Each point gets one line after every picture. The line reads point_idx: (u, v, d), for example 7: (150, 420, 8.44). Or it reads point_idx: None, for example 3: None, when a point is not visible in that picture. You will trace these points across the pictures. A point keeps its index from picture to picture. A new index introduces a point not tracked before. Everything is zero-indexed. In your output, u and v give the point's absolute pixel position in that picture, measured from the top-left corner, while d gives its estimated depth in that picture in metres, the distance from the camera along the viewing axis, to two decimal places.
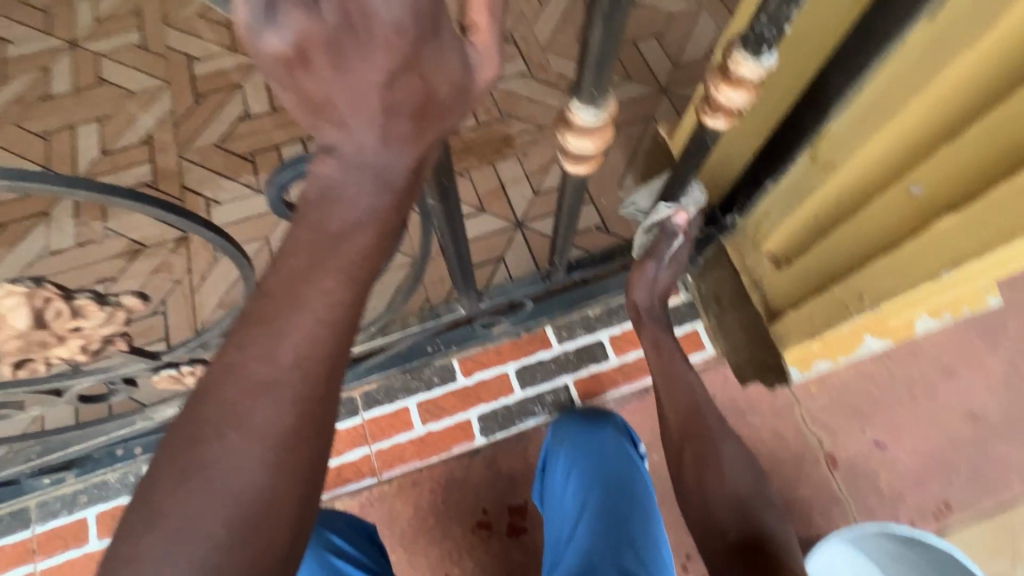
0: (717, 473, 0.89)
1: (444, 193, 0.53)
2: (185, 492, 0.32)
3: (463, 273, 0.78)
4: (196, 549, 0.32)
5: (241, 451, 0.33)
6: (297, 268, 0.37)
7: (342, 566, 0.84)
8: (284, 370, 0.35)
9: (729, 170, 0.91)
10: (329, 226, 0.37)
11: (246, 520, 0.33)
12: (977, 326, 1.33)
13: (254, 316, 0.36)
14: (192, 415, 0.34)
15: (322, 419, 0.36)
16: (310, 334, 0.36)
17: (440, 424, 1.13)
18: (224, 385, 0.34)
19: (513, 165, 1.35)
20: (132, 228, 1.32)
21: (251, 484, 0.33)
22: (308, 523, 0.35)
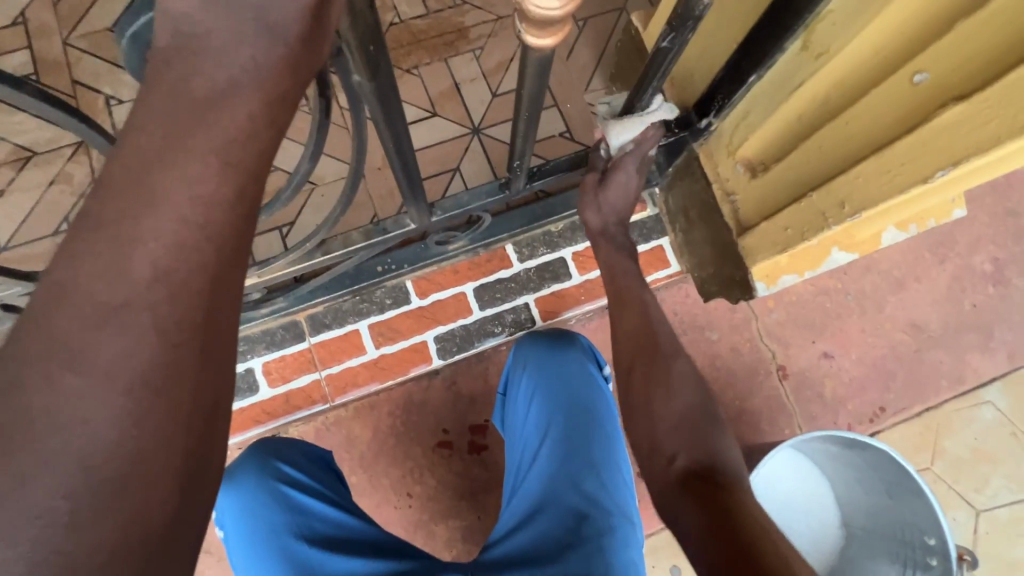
0: (656, 390, 0.73)
1: (372, 67, 0.42)
2: (2, 456, 0.26)
3: (409, 181, 0.67)
4: (27, 529, 0.26)
5: (85, 400, 0.27)
6: (151, 145, 0.30)
7: (294, 494, 0.80)
8: (141, 289, 0.29)
9: (711, 61, 0.81)
10: (199, 88, 0.31)
11: (102, 484, 0.27)
12: (929, 241, 1.35)
13: (92, 219, 0.29)
14: (17, 352, 0.27)
15: (199, 356, 0.30)
16: (172, 239, 0.29)
17: (395, 347, 1.07)
18: (56, 311, 0.28)
19: (468, 63, 1.20)
20: (15, 131, 1.11)
21: (105, 438, 0.27)
22: (196, 477, 0.30)
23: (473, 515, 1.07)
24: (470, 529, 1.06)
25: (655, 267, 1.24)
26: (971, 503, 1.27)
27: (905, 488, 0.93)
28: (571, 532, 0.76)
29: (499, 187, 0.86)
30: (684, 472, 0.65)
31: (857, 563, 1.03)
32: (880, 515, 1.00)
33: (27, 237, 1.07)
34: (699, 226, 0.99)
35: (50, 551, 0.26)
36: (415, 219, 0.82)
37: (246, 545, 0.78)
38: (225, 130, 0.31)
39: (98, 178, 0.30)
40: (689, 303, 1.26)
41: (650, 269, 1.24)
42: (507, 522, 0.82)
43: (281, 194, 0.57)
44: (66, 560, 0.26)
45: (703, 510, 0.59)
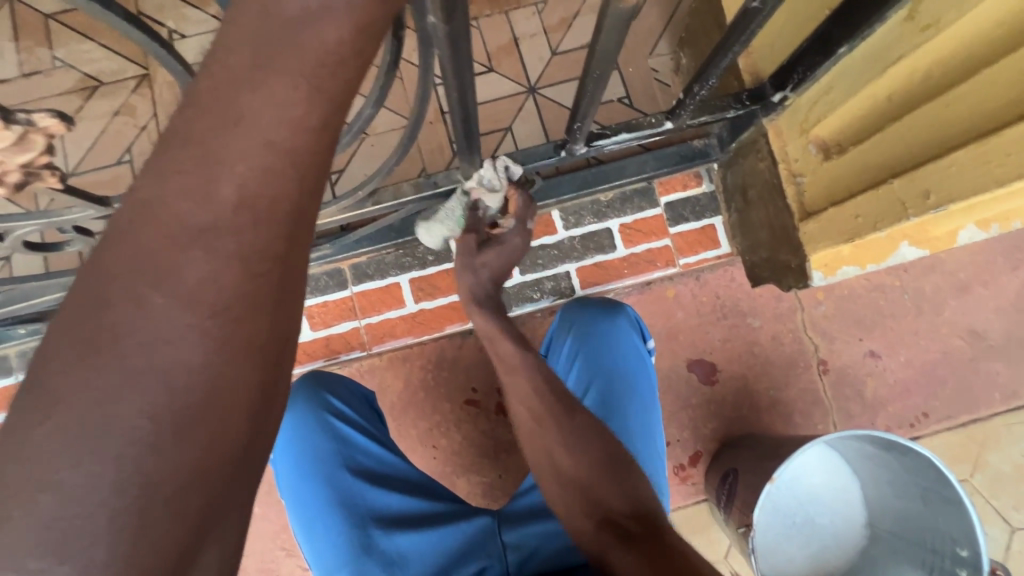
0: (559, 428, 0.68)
1: (450, 6, 0.40)
2: (89, 372, 0.26)
3: (467, 133, 0.66)
4: (113, 446, 0.26)
5: (171, 318, 0.27)
6: (239, 68, 0.28)
7: (340, 425, 0.85)
8: (228, 212, 0.28)
9: (796, 27, 0.76)
10: (284, 10, 0.28)
11: (184, 411, 0.27)
12: (1003, 245, 1.26)
13: (182, 137, 0.28)
14: (103, 271, 0.28)
15: (280, 286, 0.30)
16: (262, 164, 0.29)
17: (433, 303, 1.08)
18: (143, 230, 0.28)
19: (529, 17, 1.15)
20: (84, 60, 1.14)
21: (186, 360, 0.27)
22: (262, 413, 0.30)
23: (494, 472, 1.10)
24: (490, 485, 1.09)
25: (704, 247, 1.20)
26: (1007, 519, 1.23)
27: (944, 498, 0.88)
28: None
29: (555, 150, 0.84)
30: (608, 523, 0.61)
31: (878, 565, 1.01)
32: (908, 521, 0.97)
33: (92, 165, 1.11)
34: (756, 205, 0.95)
35: (129, 475, 0.26)
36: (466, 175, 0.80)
37: (296, 478, 0.82)
38: (314, 55, 0.29)
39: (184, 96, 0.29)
40: (733, 288, 1.22)
41: (696, 249, 1.20)
42: (537, 473, 0.85)
43: (341, 140, 0.57)
44: (146, 481, 0.26)
45: (640, 559, 0.56)
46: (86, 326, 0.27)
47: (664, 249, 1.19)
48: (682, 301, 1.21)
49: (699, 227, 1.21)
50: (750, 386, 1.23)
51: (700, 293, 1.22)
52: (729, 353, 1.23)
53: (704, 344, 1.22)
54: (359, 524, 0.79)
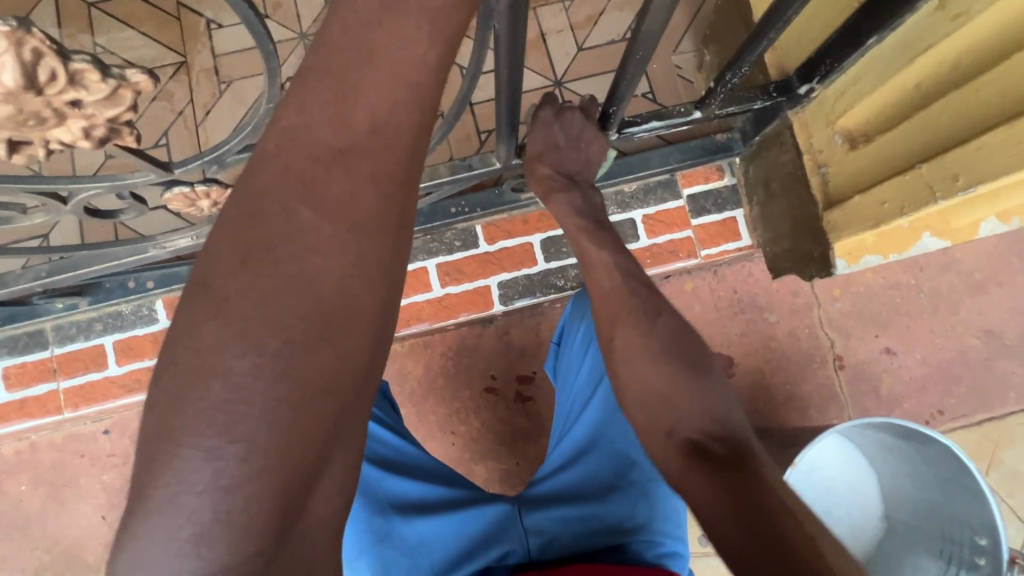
0: (642, 364, 0.68)
1: None
2: (251, 275, 0.29)
3: (511, 114, 0.68)
4: (271, 341, 0.28)
5: (316, 230, 0.30)
6: (366, 10, 0.31)
7: None
8: (362, 136, 0.30)
9: (825, 21, 0.78)
10: None
11: (325, 315, 0.29)
12: (1019, 246, 1.28)
13: (315, 67, 0.31)
14: (253, 189, 0.30)
15: (405, 207, 0.32)
16: (389, 94, 0.31)
17: (459, 288, 1.10)
18: (290, 153, 0.30)
19: (557, 14, 1.18)
20: (125, 47, 1.18)
21: (332, 267, 0.30)
22: (382, 326, 0.32)
23: (512, 460, 1.11)
24: (508, 472, 1.11)
25: (725, 239, 1.22)
26: (1023, 518, 1.23)
27: (963, 487, 0.89)
28: (618, 475, 0.81)
29: None
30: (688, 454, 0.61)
31: (896, 556, 1.02)
32: (927, 512, 0.98)
33: None
34: (778, 199, 0.97)
35: (284, 369, 0.28)
36: (501, 158, 0.83)
37: None
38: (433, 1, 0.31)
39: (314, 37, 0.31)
40: (751, 282, 1.24)
41: (717, 241, 1.22)
42: (555, 462, 0.86)
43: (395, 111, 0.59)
44: (297, 377, 0.28)
45: (708, 483, 0.56)
46: (243, 237, 0.29)
47: (686, 240, 1.21)
48: (700, 294, 1.23)
49: (720, 220, 1.23)
50: (766, 380, 1.25)
51: (718, 287, 1.23)
52: (746, 346, 1.25)
53: (722, 338, 1.24)
54: (378, 511, 0.79)
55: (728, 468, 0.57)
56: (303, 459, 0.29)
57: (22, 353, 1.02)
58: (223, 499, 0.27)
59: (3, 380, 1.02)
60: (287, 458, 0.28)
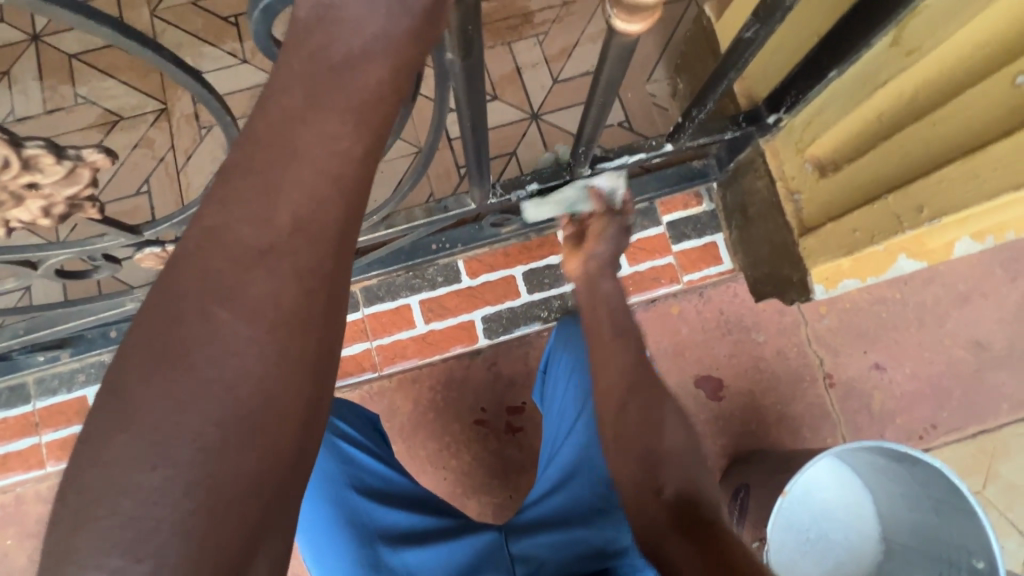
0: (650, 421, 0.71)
1: (467, 46, 0.44)
2: (163, 382, 0.28)
3: (478, 160, 0.69)
4: (184, 453, 0.27)
5: (233, 332, 0.28)
6: (292, 106, 0.29)
7: (344, 446, 0.83)
8: (284, 236, 0.29)
9: (790, 53, 0.79)
10: (333, 55, 0.30)
11: (244, 420, 0.28)
12: (1001, 256, 1.28)
13: (236, 164, 0.29)
14: (168, 289, 0.29)
15: (331, 299, 0.30)
16: (311, 189, 0.29)
17: (443, 324, 1.10)
18: (210, 255, 0.29)
19: (531, 48, 1.20)
20: (106, 96, 1.19)
21: (250, 370, 0.29)
22: (313, 416, 0.31)
23: (504, 493, 1.10)
24: (501, 506, 1.09)
25: (706, 263, 1.23)
26: None
27: (956, 509, 0.88)
28: (603, 498, 0.81)
29: (561, 171, 0.86)
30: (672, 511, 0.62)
31: None
32: (923, 534, 0.97)
33: (112, 196, 1.15)
34: (756, 221, 0.97)
35: (199, 479, 0.27)
36: (475, 199, 0.83)
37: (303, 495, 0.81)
38: (360, 92, 0.30)
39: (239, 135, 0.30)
40: (737, 303, 1.24)
41: (698, 266, 1.23)
42: (542, 485, 0.85)
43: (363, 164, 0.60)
44: (212, 485, 0.27)
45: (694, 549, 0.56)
46: (152, 343, 0.28)
47: (668, 267, 1.22)
48: (687, 317, 1.23)
49: (701, 244, 1.23)
50: (757, 401, 1.24)
51: (704, 309, 1.23)
52: (735, 368, 1.24)
53: (710, 360, 1.24)
54: (367, 543, 0.78)
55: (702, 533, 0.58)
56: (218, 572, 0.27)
57: (4, 408, 1.01)
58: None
59: None
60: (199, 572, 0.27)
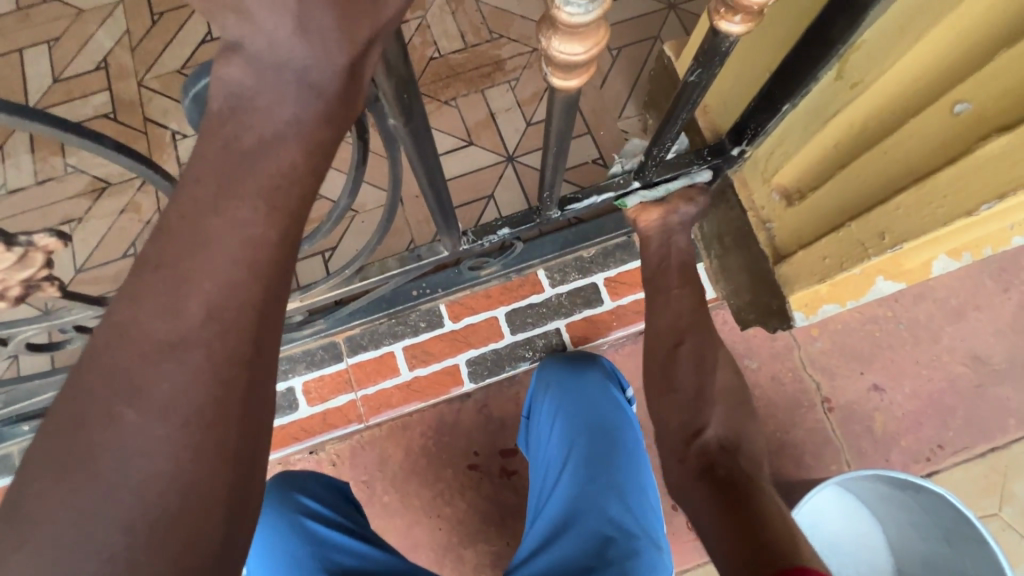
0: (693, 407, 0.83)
1: (406, 112, 0.45)
2: (67, 490, 0.28)
3: (442, 211, 0.70)
4: (89, 563, 0.27)
5: (142, 431, 0.29)
6: (206, 193, 0.31)
7: (314, 526, 0.80)
8: (194, 327, 0.30)
9: (747, 86, 0.80)
10: (243, 142, 0.31)
11: (150, 518, 0.28)
12: (990, 268, 1.27)
13: (150, 258, 0.31)
14: (78, 392, 0.30)
15: (249, 384, 0.31)
16: (225, 278, 0.31)
17: (427, 369, 1.08)
18: (118, 351, 0.30)
19: (504, 93, 1.24)
20: (94, 164, 1.23)
21: (156, 468, 0.29)
22: (247, 497, 0.31)
23: (502, 540, 1.07)
24: (499, 556, 1.06)
25: None
26: None
27: (965, 537, 0.85)
28: (594, 554, 0.78)
29: (531, 214, 0.87)
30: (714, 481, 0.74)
31: None
32: (935, 564, 0.93)
33: (100, 260, 1.17)
34: (733, 252, 0.98)
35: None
36: (448, 247, 0.84)
37: None
38: (273, 176, 0.31)
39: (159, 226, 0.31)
40: (726, 331, 1.23)
41: None
42: (532, 542, 0.85)
43: (321, 229, 0.60)
44: None
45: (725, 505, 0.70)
46: (60, 450, 0.29)
47: None
48: None
49: None
50: None
51: None
52: None
53: None
54: None
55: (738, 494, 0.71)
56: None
57: None
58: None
59: None
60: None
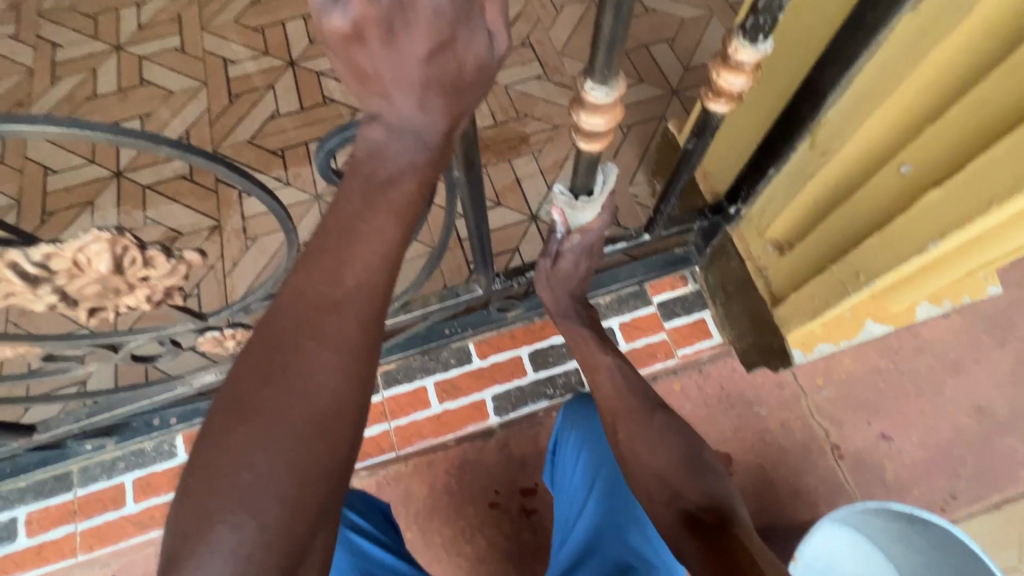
0: (650, 444, 0.82)
1: (470, 165, 0.60)
2: (272, 391, 0.39)
3: (483, 253, 0.84)
4: (285, 438, 0.38)
5: (317, 357, 0.40)
6: (353, 210, 0.42)
7: (357, 540, 0.87)
8: (348, 292, 0.41)
9: (739, 156, 0.93)
10: (378, 176, 0.43)
11: (325, 420, 0.40)
12: (984, 323, 1.34)
13: (317, 247, 0.42)
14: (274, 327, 0.41)
15: (378, 333, 0.43)
16: (372, 262, 0.42)
17: (456, 403, 1.17)
18: (298, 303, 0.41)
19: (528, 162, 1.42)
20: (170, 217, 1.41)
21: (328, 387, 0.40)
22: (363, 420, 0.42)
23: None
24: None
25: (698, 338, 1.29)
26: None
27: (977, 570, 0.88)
28: None
29: None
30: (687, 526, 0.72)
31: None
32: None
33: None
34: (736, 299, 1.07)
35: (293, 460, 0.38)
36: (482, 285, 0.96)
37: None
38: (398, 200, 0.43)
39: (319, 226, 0.43)
40: (735, 377, 1.29)
41: (692, 340, 1.29)
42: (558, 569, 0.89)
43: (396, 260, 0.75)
44: (299, 463, 0.38)
45: None
46: (265, 363, 0.40)
47: (662, 342, 1.28)
48: (690, 393, 1.28)
49: (691, 320, 1.31)
50: (768, 475, 1.26)
51: (705, 385, 1.28)
52: (742, 443, 1.27)
53: (716, 435, 1.27)
54: None
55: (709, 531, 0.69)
56: (298, 531, 0.38)
57: (47, 497, 1.07)
58: (239, 563, 0.36)
59: (25, 526, 1.06)
60: (291, 526, 0.38)
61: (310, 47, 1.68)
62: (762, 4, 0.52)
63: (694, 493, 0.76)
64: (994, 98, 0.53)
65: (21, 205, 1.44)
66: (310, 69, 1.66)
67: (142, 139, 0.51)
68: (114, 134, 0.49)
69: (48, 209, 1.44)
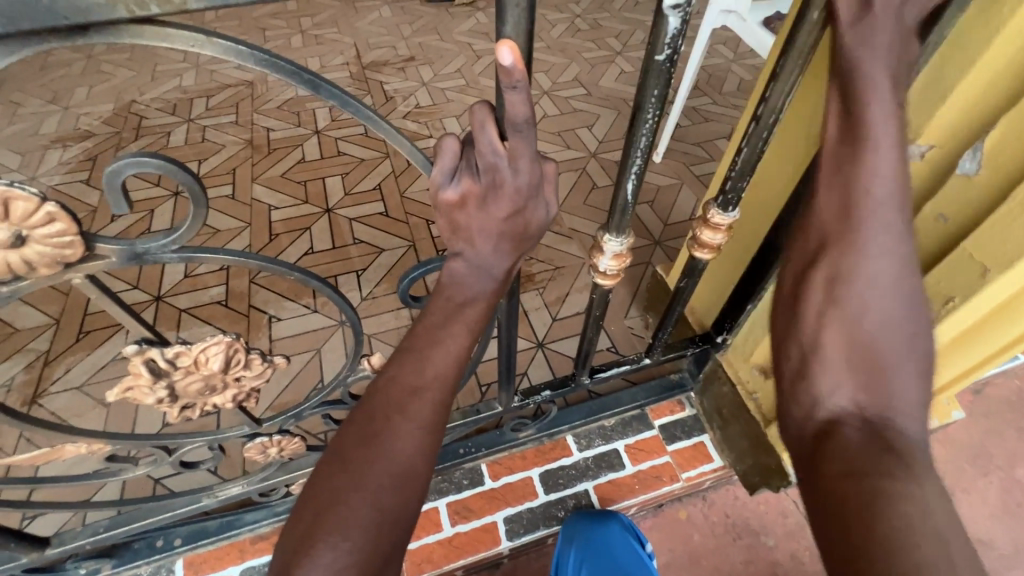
0: (863, 290, 0.58)
1: (512, 292, 0.74)
2: (364, 449, 0.53)
3: (508, 371, 0.94)
4: (371, 486, 0.51)
5: (400, 426, 0.54)
6: (440, 322, 0.58)
7: None
8: (427, 380, 0.56)
9: (721, 295, 1.10)
10: (459, 298, 0.59)
11: (401, 476, 0.53)
12: (964, 453, 1.42)
13: (407, 346, 0.59)
14: (370, 402, 0.56)
15: (445, 414, 0.57)
16: (454, 361, 0.58)
17: (468, 526, 1.16)
18: (391, 385, 0.56)
19: (534, 297, 1.60)
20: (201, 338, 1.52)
21: (404, 450, 0.54)
22: (426, 481, 0.55)
23: None
24: None
25: (701, 461, 1.25)
26: None
27: None
28: None
29: (566, 382, 1.10)
30: (857, 436, 0.54)
31: None
32: None
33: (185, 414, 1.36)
34: (733, 422, 1.17)
35: (374, 501, 0.51)
36: (502, 402, 1.06)
37: None
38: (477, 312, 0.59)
39: (409, 332, 0.60)
40: (740, 505, 1.27)
41: (693, 464, 1.25)
42: None
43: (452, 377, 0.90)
44: (380, 507, 0.51)
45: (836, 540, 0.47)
46: (361, 428, 0.54)
47: (666, 465, 1.24)
48: (697, 522, 1.26)
49: (691, 444, 1.28)
50: None
51: (711, 513, 1.27)
52: None
53: (729, 568, 1.21)
54: None
55: (895, 474, 0.49)
56: (373, 563, 0.49)
57: None
58: None
59: None
60: (368, 558, 0.49)
61: (345, 198, 1.97)
62: (730, 188, 0.72)
63: (885, 403, 0.56)
64: (911, 254, 0.71)
65: (58, 325, 1.54)
66: (343, 215, 1.92)
67: (281, 266, 0.63)
68: (266, 261, 0.61)
69: (85, 328, 1.53)
